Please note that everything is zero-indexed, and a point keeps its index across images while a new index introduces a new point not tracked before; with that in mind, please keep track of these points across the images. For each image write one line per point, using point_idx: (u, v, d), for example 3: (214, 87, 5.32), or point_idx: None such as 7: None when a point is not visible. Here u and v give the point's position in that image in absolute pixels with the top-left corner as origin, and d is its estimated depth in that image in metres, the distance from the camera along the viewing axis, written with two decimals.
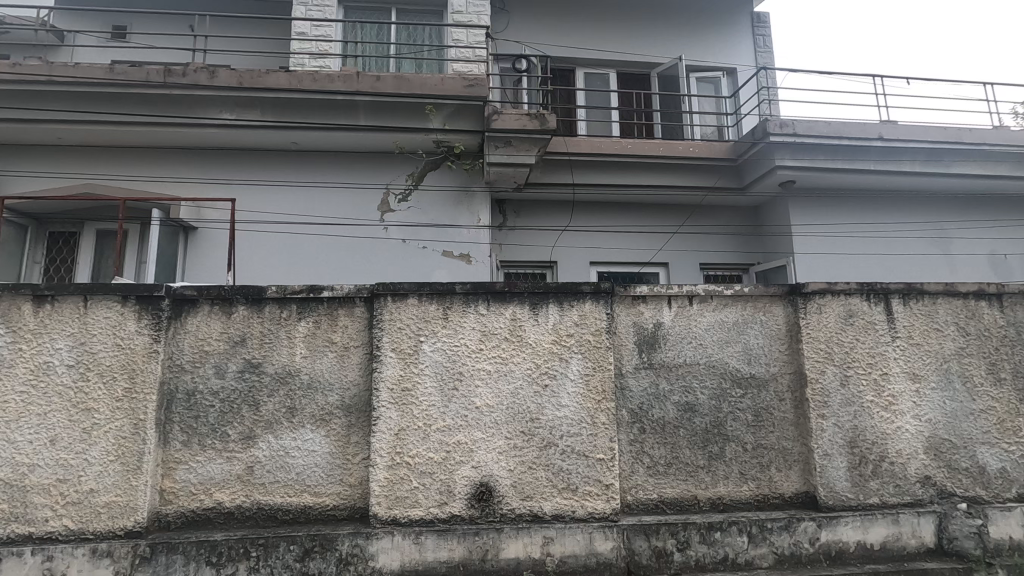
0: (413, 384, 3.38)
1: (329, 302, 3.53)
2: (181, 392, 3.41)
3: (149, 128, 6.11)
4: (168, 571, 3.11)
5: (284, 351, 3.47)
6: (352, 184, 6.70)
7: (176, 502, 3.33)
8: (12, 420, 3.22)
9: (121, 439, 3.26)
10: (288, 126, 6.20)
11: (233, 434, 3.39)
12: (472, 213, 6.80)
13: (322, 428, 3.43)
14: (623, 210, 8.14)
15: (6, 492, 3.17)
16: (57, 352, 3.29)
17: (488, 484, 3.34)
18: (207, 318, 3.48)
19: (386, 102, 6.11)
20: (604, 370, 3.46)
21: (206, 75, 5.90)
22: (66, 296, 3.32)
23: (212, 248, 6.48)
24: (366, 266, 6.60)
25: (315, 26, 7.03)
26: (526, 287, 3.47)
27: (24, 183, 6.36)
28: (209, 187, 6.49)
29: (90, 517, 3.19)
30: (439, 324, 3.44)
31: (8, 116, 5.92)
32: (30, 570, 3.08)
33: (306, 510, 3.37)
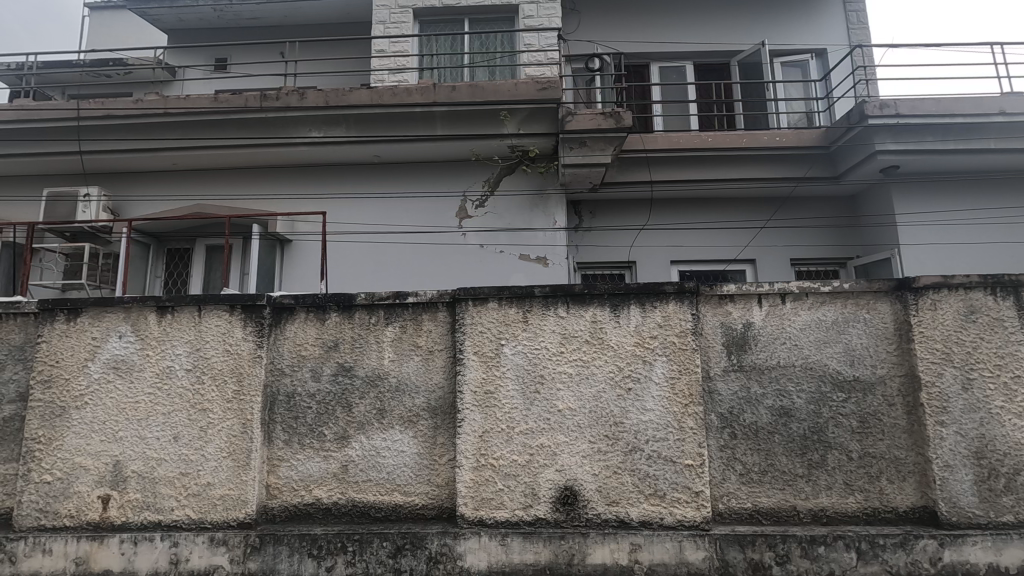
0: (496, 386, 3.43)
1: (413, 307, 3.67)
2: (282, 394, 3.66)
3: (248, 150, 6.62)
4: (276, 561, 3.35)
5: (374, 354, 3.64)
6: (430, 192, 6.91)
7: (281, 497, 3.57)
8: (143, 419, 3.60)
9: (232, 438, 3.54)
10: (370, 140, 6.50)
11: (329, 434, 3.59)
12: (548, 216, 6.81)
13: (411, 429, 3.56)
14: (704, 206, 7.82)
15: (139, 483, 3.55)
16: (177, 357, 3.64)
17: (572, 488, 3.31)
18: (302, 324, 3.71)
19: (461, 111, 6.26)
20: (690, 373, 3.33)
21: (297, 97, 6.31)
22: (184, 306, 3.68)
23: (306, 258, 6.90)
24: (446, 271, 6.79)
25: (393, 43, 7.39)
26: (606, 289, 3.43)
27: (146, 206, 7.10)
28: (302, 202, 6.95)
29: (208, 508, 3.49)
30: (520, 326, 3.47)
31: (133, 147, 6.65)
32: (159, 554, 3.43)
33: (397, 509, 3.49)
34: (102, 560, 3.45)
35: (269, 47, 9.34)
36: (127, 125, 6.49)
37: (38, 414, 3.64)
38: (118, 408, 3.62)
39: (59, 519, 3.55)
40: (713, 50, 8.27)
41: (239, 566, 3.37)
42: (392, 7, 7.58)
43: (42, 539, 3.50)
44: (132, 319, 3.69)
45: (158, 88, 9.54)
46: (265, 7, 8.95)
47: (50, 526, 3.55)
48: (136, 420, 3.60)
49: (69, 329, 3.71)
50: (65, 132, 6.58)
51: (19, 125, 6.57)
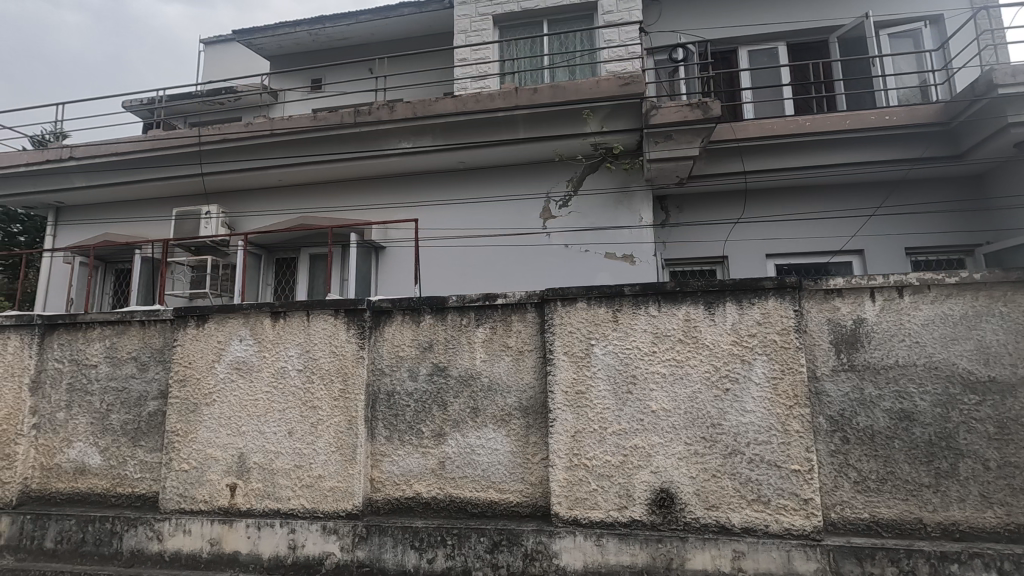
0: (586, 387, 3.42)
1: (503, 308, 3.75)
2: (383, 393, 3.87)
3: (345, 163, 7.04)
4: (381, 551, 3.55)
5: (466, 355, 3.75)
6: (514, 195, 7.00)
7: (384, 490, 3.77)
8: (263, 415, 3.94)
9: (339, 434, 3.79)
10: (455, 147, 6.69)
11: (427, 431, 3.75)
12: (633, 213, 6.68)
13: (503, 428, 3.63)
14: (803, 195, 7.34)
15: (260, 473, 3.89)
16: (289, 359, 3.95)
17: (669, 491, 3.23)
18: (400, 326, 3.90)
19: (543, 113, 6.30)
20: (795, 372, 3.15)
21: (387, 110, 6.64)
22: (294, 311, 3.99)
23: (399, 264, 7.23)
24: (532, 272, 6.85)
25: (474, 51, 7.57)
26: (699, 286, 3.32)
27: (257, 220, 7.77)
28: (394, 211, 7.30)
29: (320, 499, 3.77)
30: (609, 326, 3.44)
31: (244, 167, 7.28)
32: (280, 539, 3.74)
33: (492, 506, 3.58)
34: (232, 542, 3.82)
35: (359, 65, 9.90)
36: (240, 147, 7.13)
37: (176, 410, 4.10)
38: (240, 405, 3.99)
39: (196, 503, 3.98)
40: (808, 27, 7.74)
41: (349, 554, 3.60)
42: (472, 16, 7.79)
43: (182, 521, 3.93)
44: (251, 324, 4.06)
45: (264, 111, 10.42)
46: (354, 28, 9.50)
47: (188, 509, 3.98)
48: (256, 416, 3.95)
49: (199, 333, 4.14)
50: (189, 156, 7.33)
51: (152, 153, 7.39)
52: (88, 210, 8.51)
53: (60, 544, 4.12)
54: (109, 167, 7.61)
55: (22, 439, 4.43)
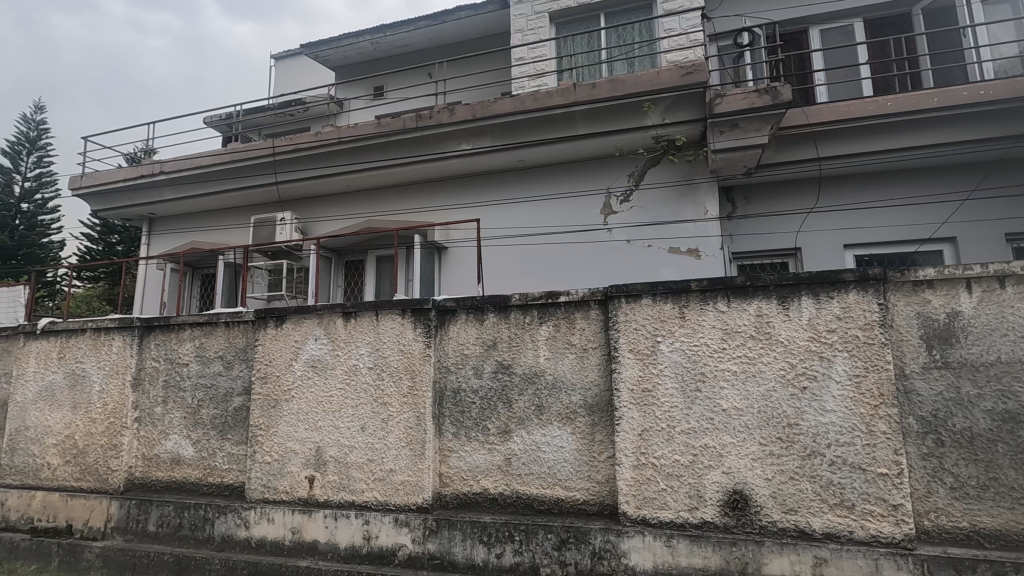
0: (653, 385, 3.36)
1: (566, 306, 3.74)
2: (449, 390, 3.95)
3: (408, 167, 7.24)
4: (451, 544, 3.63)
5: (530, 353, 3.77)
6: (574, 191, 6.97)
7: (452, 485, 3.86)
8: (337, 410, 4.13)
9: (409, 429, 3.91)
10: (514, 146, 6.73)
11: (493, 428, 3.80)
12: (698, 206, 6.49)
13: (569, 426, 3.62)
14: (884, 180, 6.85)
15: (336, 466, 4.08)
16: (361, 357, 4.11)
17: (742, 493, 3.12)
18: (464, 325, 3.97)
19: (602, 107, 6.22)
20: (880, 370, 2.96)
21: (447, 113, 6.77)
22: (365, 312, 4.15)
23: (461, 263, 7.36)
24: (595, 269, 6.79)
25: (531, 49, 7.59)
26: (772, 280, 3.18)
27: (327, 225, 8.13)
28: (456, 212, 7.44)
29: (391, 492, 3.90)
30: (676, 323, 3.36)
31: (315, 174, 7.63)
32: (355, 530, 3.91)
33: (559, 503, 3.58)
34: (311, 531, 4.02)
35: (418, 70, 10.14)
36: (310, 155, 7.47)
37: (259, 405, 4.36)
38: (317, 401, 4.20)
39: (278, 494, 4.22)
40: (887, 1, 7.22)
41: (421, 546, 3.71)
42: (528, 15, 7.81)
43: (267, 510, 4.18)
44: (324, 325, 4.26)
45: (331, 120, 10.88)
46: (414, 34, 9.75)
47: (271, 499, 4.23)
48: (331, 412, 4.15)
49: (277, 333, 4.39)
50: (265, 167, 7.76)
51: (231, 165, 7.87)
52: (177, 220, 9.20)
53: (160, 527, 4.49)
54: (195, 180, 8.18)
55: (126, 431, 4.86)
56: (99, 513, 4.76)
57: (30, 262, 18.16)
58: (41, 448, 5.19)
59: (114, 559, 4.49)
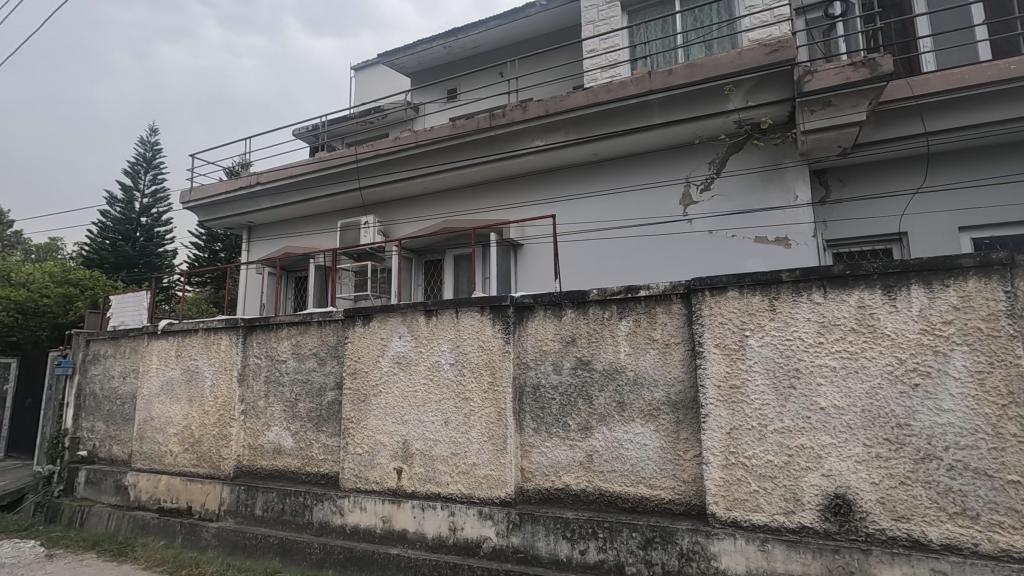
0: (742, 381, 3.20)
1: (646, 300, 3.65)
2: (529, 385, 3.97)
3: (482, 166, 7.36)
4: (534, 539, 3.67)
5: (610, 348, 3.72)
6: (651, 183, 6.79)
7: (534, 481, 3.88)
8: (422, 405, 4.28)
9: (491, 424, 3.98)
10: (588, 140, 6.66)
11: (573, 425, 3.78)
12: (786, 192, 6.11)
13: (652, 423, 3.54)
14: (1012, 153, 5.95)
15: (422, 459, 4.23)
16: (443, 353, 4.23)
17: (845, 497, 2.91)
18: (543, 321, 3.97)
19: (679, 94, 6.00)
20: (1007, 366, 2.65)
21: (521, 111, 6.82)
22: (446, 310, 4.27)
23: (537, 260, 7.38)
24: (675, 262, 6.57)
25: (603, 40, 7.46)
26: (875, 268, 2.94)
27: (407, 226, 8.44)
28: (531, 209, 7.48)
29: (475, 486, 3.99)
30: (767, 317, 3.19)
31: (395, 178, 7.93)
32: (442, 521, 4.04)
33: (643, 501, 3.50)
34: (400, 520, 4.20)
35: (490, 71, 10.29)
36: (390, 160, 7.77)
37: (350, 400, 4.60)
38: (402, 396, 4.38)
39: (369, 484, 4.43)
40: None
41: (504, 539, 3.77)
42: (600, 5, 7.69)
43: (359, 499, 4.41)
44: (408, 323, 4.42)
45: (408, 125, 11.28)
46: (485, 35, 9.90)
47: (363, 489, 4.46)
48: (416, 407, 4.30)
49: (365, 331, 4.61)
50: (349, 173, 8.18)
51: (318, 173, 8.35)
52: (272, 226, 9.88)
53: (266, 512, 4.86)
54: (287, 189, 8.75)
55: (235, 423, 5.30)
56: (213, 497, 5.22)
57: (149, 270, 20.21)
58: (164, 436, 5.77)
59: (228, 539, 4.92)
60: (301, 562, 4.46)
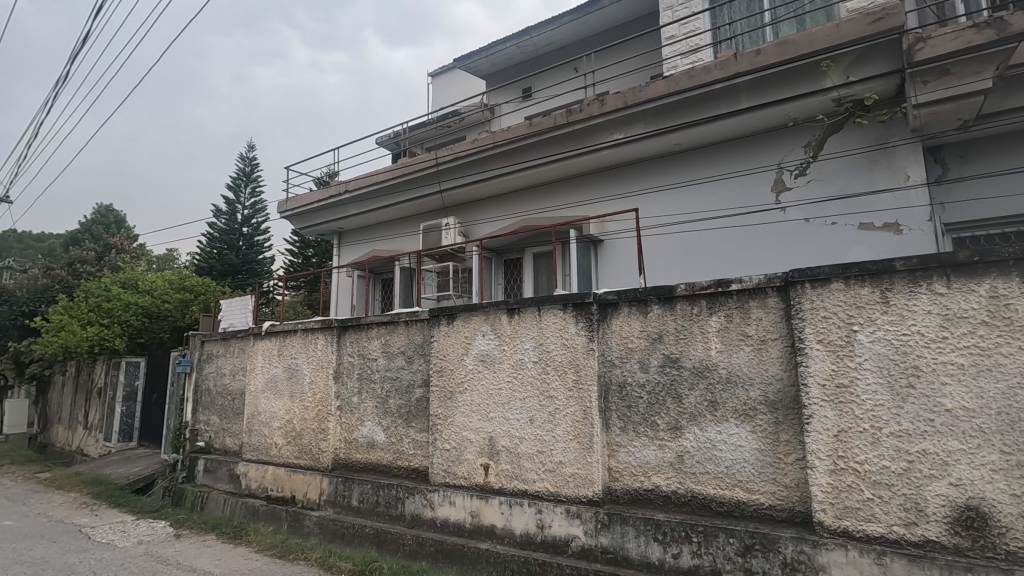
0: (850, 380, 2.96)
1: (738, 294, 3.47)
2: (615, 383, 3.89)
3: (560, 163, 7.32)
4: (624, 540, 3.59)
5: (700, 345, 3.57)
6: (739, 171, 6.46)
7: (622, 480, 3.80)
8: (507, 402, 4.32)
9: (576, 423, 3.94)
10: (670, 130, 6.44)
11: (662, 424, 3.66)
12: (896, 172, 5.59)
13: (748, 423, 3.35)
14: None
15: (508, 456, 4.27)
16: (526, 352, 4.25)
17: (978, 509, 2.61)
18: (627, 318, 3.89)
19: (769, 75, 5.66)
20: None
21: (598, 105, 6.71)
22: (528, 308, 4.28)
23: (619, 256, 7.24)
24: (769, 253, 6.20)
25: (683, 25, 7.19)
26: (1010, 252, 2.62)
27: (487, 226, 8.57)
28: (611, 204, 7.36)
29: (562, 484, 3.97)
30: (878, 309, 2.92)
31: (474, 179, 8.07)
32: (529, 517, 4.06)
33: (741, 505, 3.33)
34: (488, 515, 4.26)
35: (565, 67, 10.23)
36: (469, 162, 7.91)
37: (438, 396, 4.73)
38: (487, 393, 4.44)
39: (458, 479, 4.54)
40: None
41: (593, 538, 3.72)
42: None
43: (448, 493, 4.53)
44: (491, 322, 4.48)
45: (484, 126, 11.47)
46: (559, 31, 9.87)
47: (452, 483, 4.57)
48: (501, 404, 4.35)
49: (449, 330, 4.72)
50: (430, 177, 8.41)
51: (401, 178, 8.67)
52: (360, 232, 10.38)
53: (362, 503, 5.11)
54: (373, 195, 9.16)
55: (331, 418, 5.61)
56: (314, 487, 5.56)
57: (251, 276, 21.93)
58: (269, 429, 6.22)
59: (329, 527, 5.23)
60: (395, 552, 4.65)
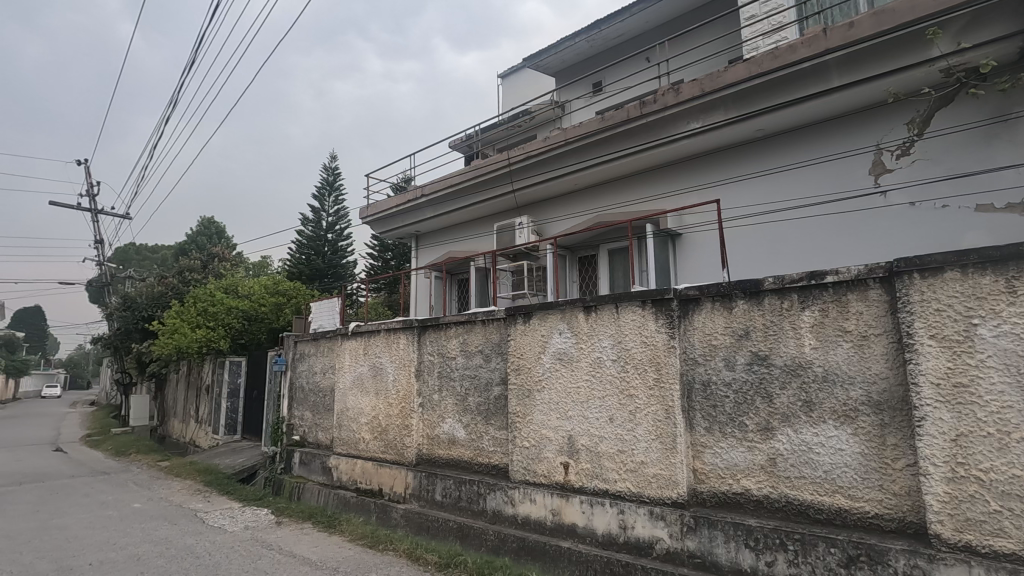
0: (970, 379, 2.68)
1: (834, 286, 3.24)
2: (699, 382, 3.75)
3: (635, 157, 7.16)
4: (713, 545, 3.46)
5: (792, 342, 3.36)
6: (831, 154, 6.03)
7: (709, 482, 3.65)
8: (585, 400, 4.28)
9: (658, 422, 3.83)
10: (752, 115, 6.13)
11: (751, 424, 3.48)
12: (1019, 146, 4.99)
13: (849, 425, 3.12)
14: None
15: (588, 454, 4.23)
16: (604, 349, 4.19)
17: None
18: (710, 314, 3.73)
19: (864, 49, 5.23)
20: None
21: (673, 94, 6.50)
22: (605, 305, 4.22)
23: (699, 250, 6.98)
24: (868, 242, 5.74)
25: (764, 4, 6.80)
26: None
27: (560, 224, 8.54)
28: (689, 196, 7.11)
29: (644, 484, 3.88)
30: (1003, 300, 2.62)
31: (546, 177, 8.06)
32: (611, 518, 4.00)
33: (843, 513, 3.10)
34: (569, 514, 4.25)
35: (636, 57, 10.00)
36: (540, 160, 7.92)
37: (516, 394, 4.78)
38: (565, 391, 4.42)
39: (537, 477, 4.55)
40: None
41: (679, 542, 3.61)
42: None
43: (529, 490, 4.56)
44: (568, 320, 4.46)
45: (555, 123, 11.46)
46: (629, 21, 9.66)
47: (532, 481, 4.59)
48: (580, 403, 4.32)
49: (526, 329, 4.74)
50: (503, 177, 8.51)
51: (475, 180, 8.83)
52: (436, 234, 10.67)
53: (445, 498, 5.25)
54: (448, 198, 9.40)
55: (414, 414, 5.81)
56: (400, 481, 5.79)
57: (337, 280, 23.17)
58: (357, 425, 6.53)
59: (414, 520, 5.41)
60: (479, 547, 4.74)
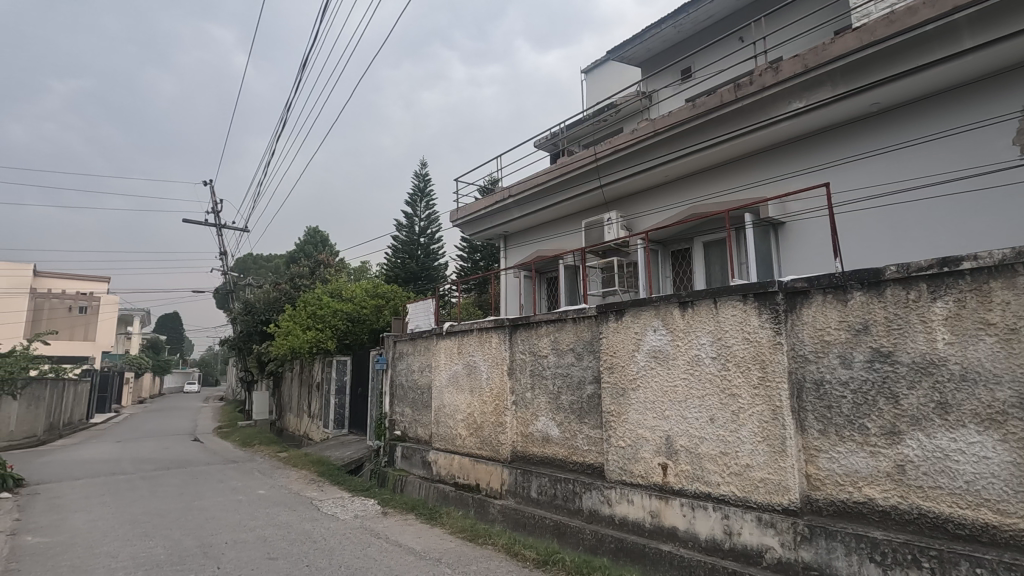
0: None
1: (972, 274, 2.88)
2: (810, 381, 3.48)
3: (730, 144, 6.79)
4: (831, 557, 3.20)
5: (920, 338, 3.02)
6: (962, 125, 5.37)
7: (825, 489, 3.37)
8: (683, 399, 4.13)
9: (765, 423, 3.61)
10: (865, 89, 5.60)
11: (874, 428, 3.18)
12: None
13: (996, 431, 2.75)
14: None
15: (688, 456, 4.07)
16: (702, 347, 4.01)
17: None
18: (822, 308, 3.45)
19: (1002, 3, 4.61)
20: None
21: (773, 73, 6.10)
22: (702, 300, 4.04)
23: (806, 238, 6.48)
24: (1011, 221, 5.05)
25: None
26: None
27: (651, 218, 8.30)
28: (793, 181, 6.62)
29: (751, 488, 3.67)
30: None
31: (634, 171, 7.86)
32: (714, 523, 3.82)
33: (991, 529, 2.74)
34: (670, 517, 4.11)
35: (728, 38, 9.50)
36: (628, 153, 7.74)
37: (610, 393, 4.70)
38: (662, 390, 4.29)
39: (634, 477, 4.45)
40: None
41: (792, 552, 3.38)
42: None
43: (626, 491, 4.47)
44: (662, 316, 4.32)
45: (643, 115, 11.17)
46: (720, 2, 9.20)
47: (629, 481, 4.50)
48: (678, 402, 4.17)
49: (619, 326, 4.66)
50: (590, 173, 8.41)
51: (562, 178, 8.80)
52: (524, 233, 10.77)
53: (541, 495, 5.29)
54: (535, 196, 9.45)
55: (508, 412, 5.90)
56: (496, 477, 5.92)
57: (430, 282, 24.17)
58: (453, 421, 6.75)
59: (511, 516, 5.50)
60: (576, 546, 4.72)
